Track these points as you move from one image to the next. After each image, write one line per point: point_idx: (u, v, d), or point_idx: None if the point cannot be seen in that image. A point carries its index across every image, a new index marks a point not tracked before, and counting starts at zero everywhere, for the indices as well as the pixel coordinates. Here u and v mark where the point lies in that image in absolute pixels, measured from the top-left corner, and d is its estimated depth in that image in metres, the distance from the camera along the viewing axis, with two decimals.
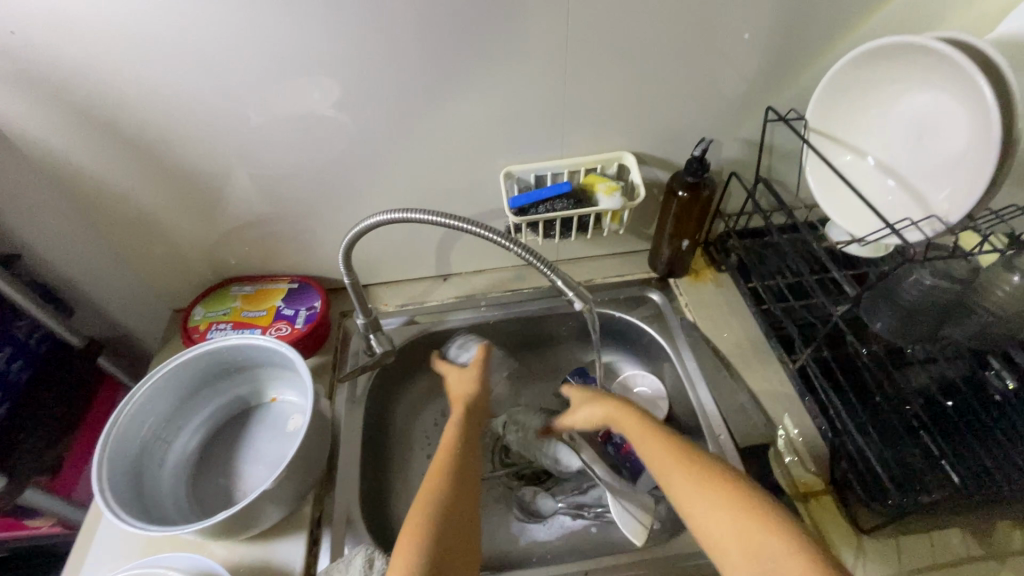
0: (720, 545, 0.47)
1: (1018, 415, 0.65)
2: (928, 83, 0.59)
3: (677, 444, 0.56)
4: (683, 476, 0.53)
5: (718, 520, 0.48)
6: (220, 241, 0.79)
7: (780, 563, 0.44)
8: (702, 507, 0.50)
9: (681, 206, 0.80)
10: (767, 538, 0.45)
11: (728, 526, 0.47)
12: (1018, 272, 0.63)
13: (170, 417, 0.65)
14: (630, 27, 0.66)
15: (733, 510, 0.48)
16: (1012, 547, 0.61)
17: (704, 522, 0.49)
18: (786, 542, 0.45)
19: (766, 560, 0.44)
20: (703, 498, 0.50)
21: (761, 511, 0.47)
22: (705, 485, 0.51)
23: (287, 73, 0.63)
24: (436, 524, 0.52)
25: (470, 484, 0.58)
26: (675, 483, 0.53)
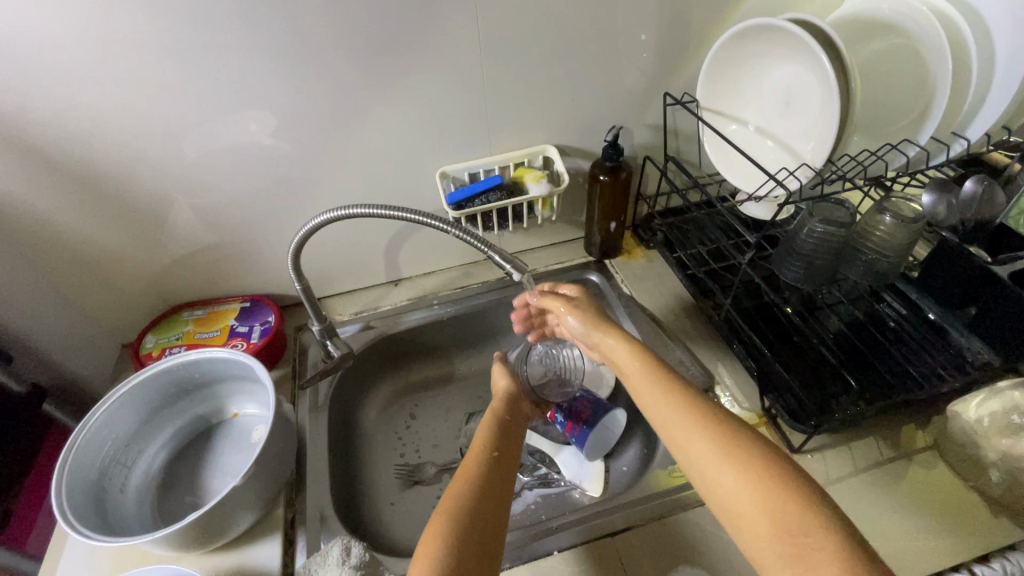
0: (746, 514, 0.45)
1: (908, 334, 0.73)
2: (781, 58, 0.70)
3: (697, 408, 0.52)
4: (701, 439, 0.50)
5: (739, 488, 0.46)
6: (169, 269, 0.82)
7: (811, 541, 0.42)
8: (729, 477, 0.47)
9: (605, 189, 0.85)
10: (791, 507, 0.44)
11: (748, 494, 0.46)
12: (888, 212, 0.72)
13: (131, 441, 0.70)
14: (537, 28, 0.72)
15: (759, 481, 0.46)
16: (918, 446, 0.67)
17: (726, 488, 0.47)
18: (809, 513, 0.43)
19: (793, 536, 0.42)
20: (727, 467, 0.48)
21: (781, 480, 0.45)
22: (727, 452, 0.48)
23: (225, 106, 0.68)
24: (467, 513, 0.52)
25: (498, 482, 0.57)
26: (701, 460, 0.49)
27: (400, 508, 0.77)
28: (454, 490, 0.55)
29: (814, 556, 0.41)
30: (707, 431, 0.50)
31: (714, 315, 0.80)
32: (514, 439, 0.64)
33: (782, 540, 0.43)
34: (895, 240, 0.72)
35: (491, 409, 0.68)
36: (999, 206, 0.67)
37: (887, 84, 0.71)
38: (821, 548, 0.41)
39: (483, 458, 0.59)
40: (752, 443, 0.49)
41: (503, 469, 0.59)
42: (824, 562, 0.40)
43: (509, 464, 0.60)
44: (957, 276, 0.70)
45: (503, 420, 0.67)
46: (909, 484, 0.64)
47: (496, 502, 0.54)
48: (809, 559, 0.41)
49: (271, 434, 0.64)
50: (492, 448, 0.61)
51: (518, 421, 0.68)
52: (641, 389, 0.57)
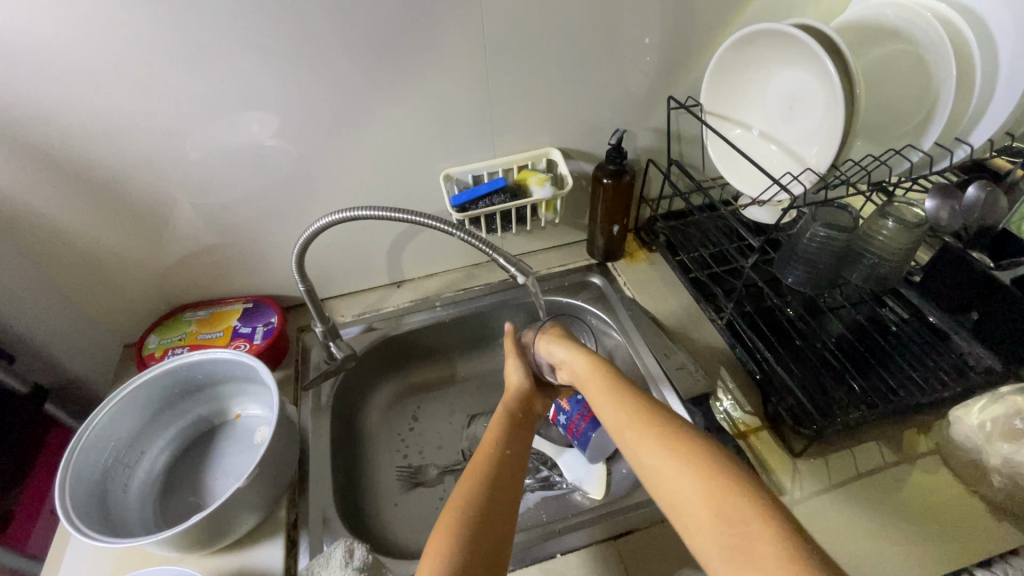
0: (686, 509, 0.43)
1: (911, 338, 0.74)
2: (786, 63, 0.70)
3: (646, 409, 0.51)
4: (649, 436, 0.48)
5: (680, 481, 0.44)
6: (171, 270, 0.82)
7: (751, 529, 0.39)
8: (671, 472, 0.45)
9: (607, 192, 0.85)
10: (732, 500, 0.41)
11: (688, 487, 0.43)
12: (890, 217, 0.72)
13: (134, 442, 0.70)
14: (541, 32, 0.72)
15: (698, 472, 0.44)
16: (920, 450, 0.67)
17: (668, 484, 0.45)
18: (750, 503, 0.40)
19: (732, 526, 0.40)
20: (668, 462, 0.45)
21: (717, 473, 0.43)
22: (673, 447, 0.46)
23: (229, 107, 0.68)
24: (478, 513, 0.51)
25: (510, 482, 0.55)
26: (648, 457, 0.47)
27: (403, 510, 0.78)
28: (465, 488, 0.54)
29: (755, 547, 0.38)
30: (652, 431, 0.48)
31: (716, 319, 0.80)
32: (527, 436, 0.62)
33: (721, 534, 0.40)
34: (897, 244, 0.72)
35: (501, 407, 0.65)
36: (1002, 210, 0.68)
37: (891, 88, 0.71)
38: (763, 539, 0.38)
39: (495, 456, 0.57)
40: (693, 440, 0.46)
41: (516, 468, 0.57)
42: (764, 555, 0.37)
43: (522, 463, 0.58)
44: (959, 280, 0.71)
45: (514, 417, 0.64)
46: (911, 488, 0.64)
47: (508, 502, 0.54)
48: (749, 554, 0.38)
49: (275, 435, 0.64)
50: (504, 447, 0.59)
51: (531, 417, 0.66)
52: (598, 394, 0.56)
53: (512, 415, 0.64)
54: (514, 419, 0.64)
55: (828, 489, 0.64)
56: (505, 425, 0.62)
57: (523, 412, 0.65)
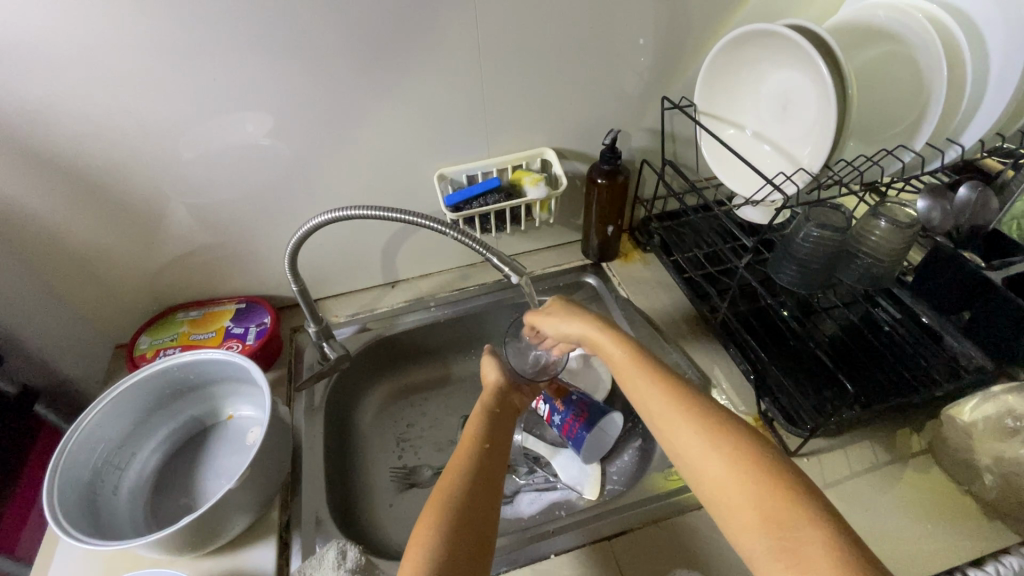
0: (734, 508, 0.44)
1: (904, 339, 0.74)
2: (779, 64, 0.70)
3: (684, 402, 0.51)
4: (690, 430, 0.49)
5: (726, 480, 0.46)
6: (163, 270, 0.82)
7: (801, 533, 0.41)
8: (717, 470, 0.46)
9: (602, 193, 0.85)
10: (780, 501, 0.43)
11: (735, 486, 0.45)
12: (883, 217, 0.73)
13: (123, 444, 0.69)
14: (536, 33, 0.72)
15: (747, 473, 0.45)
16: (913, 450, 0.68)
17: (714, 481, 0.46)
18: (800, 507, 0.42)
19: (783, 528, 0.42)
20: (714, 460, 0.47)
21: (764, 473, 0.44)
22: (716, 445, 0.47)
23: (221, 106, 0.68)
24: (457, 507, 0.52)
25: (491, 475, 0.56)
26: (689, 452, 0.48)
27: (398, 511, 0.77)
28: (446, 482, 0.55)
29: (804, 550, 0.40)
30: (693, 426, 0.49)
31: (710, 319, 0.80)
32: (507, 432, 0.64)
33: (770, 534, 0.42)
34: (890, 245, 0.73)
35: (480, 403, 0.66)
36: (991, 212, 0.69)
37: (882, 90, 0.72)
38: (812, 542, 0.40)
39: (475, 451, 0.59)
40: (738, 436, 0.47)
41: (497, 462, 0.58)
42: (813, 557, 0.40)
43: (503, 457, 0.60)
44: (950, 280, 0.71)
45: (494, 412, 0.66)
46: (903, 487, 0.64)
47: (489, 495, 0.54)
48: (799, 553, 0.40)
49: (267, 436, 0.63)
50: (485, 441, 0.60)
51: (510, 415, 0.67)
52: (631, 379, 0.56)
53: (490, 409, 0.66)
54: (493, 414, 0.65)
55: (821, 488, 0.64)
56: (486, 420, 0.63)
57: (502, 408, 0.67)
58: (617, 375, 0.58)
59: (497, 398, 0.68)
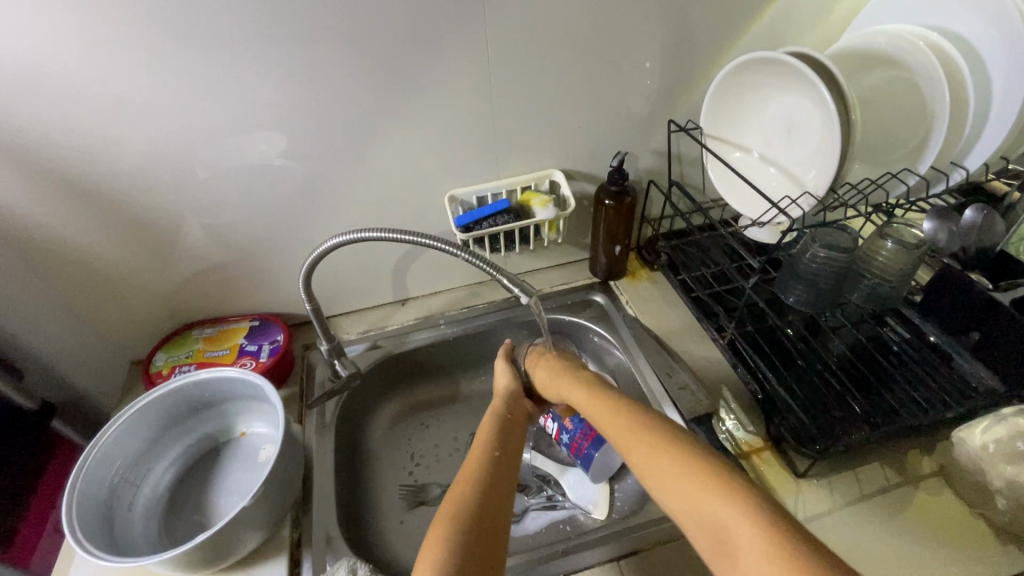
0: (670, 499, 0.47)
1: (912, 359, 0.74)
2: (782, 89, 0.72)
3: (625, 412, 0.56)
4: (628, 436, 0.53)
5: (657, 469, 0.49)
6: (180, 287, 0.84)
7: (721, 506, 0.43)
8: (652, 465, 0.49)
9: (609, 213, 0.87)
10: (703, 480, 0.46)
11: (665, 473, 0.48)
12: (889, 238, 0.73)
13: (139, 460, 0.70)
14: (544, 57, 0.74)
15: (676, 459, 0.48)
16: (924, 472, 0.67)
17: (652, 476, 0.49)
18: (722, 482, 0.45)
19: (707, 505, 0.44)
20: (648, 455, 0.50)
21: (692, 458, 0.48)
22: (649, 444, 0.51)
23: (240, 130, 0.71)
24: (469, 511, 0.52)
25: (504, 480, 0.57)
26: (629, 454, 0.52)
27: (408, 529, 0.78)
28: (459, 487, 0.55)
29: (729, 522, 0.42)
30: (629, 429, 0.53)
31: (718, 338, 0.81)
32: (519, 436, 0.64)
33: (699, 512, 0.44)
34: (897, 265, 0.74)
35: (492, 409, 0.67)
36: (998, 233, 0.69)
37: (886, 114, 0.72)
38: (732, 512, 0.42)
39: (488, 454, 0.59)
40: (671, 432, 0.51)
41: (509, 465, 0.59)
42: (737, 527, 0.41)
43: (514, 468, 0.59)
44: (959, 302, 0.71)
45: (506, 417, 0.66)
46: (916, 510, 0.64)
47: (503, 499, 0.55)
48: (725, 530, 0.42)
49: (280, 452, 0.64)
50: (496, 450, 0.60)
51: (521, 424, 0.67)
52: (584, 405, 0.61)
53: (502, 415, 0.67)
54: (504, 419, 0.66)
55: (831, 510, 0.64)
56: (498, 425, 0.64)
57: (513, 414, 0.67)
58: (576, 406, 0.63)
59: (508, 403, 0.69)
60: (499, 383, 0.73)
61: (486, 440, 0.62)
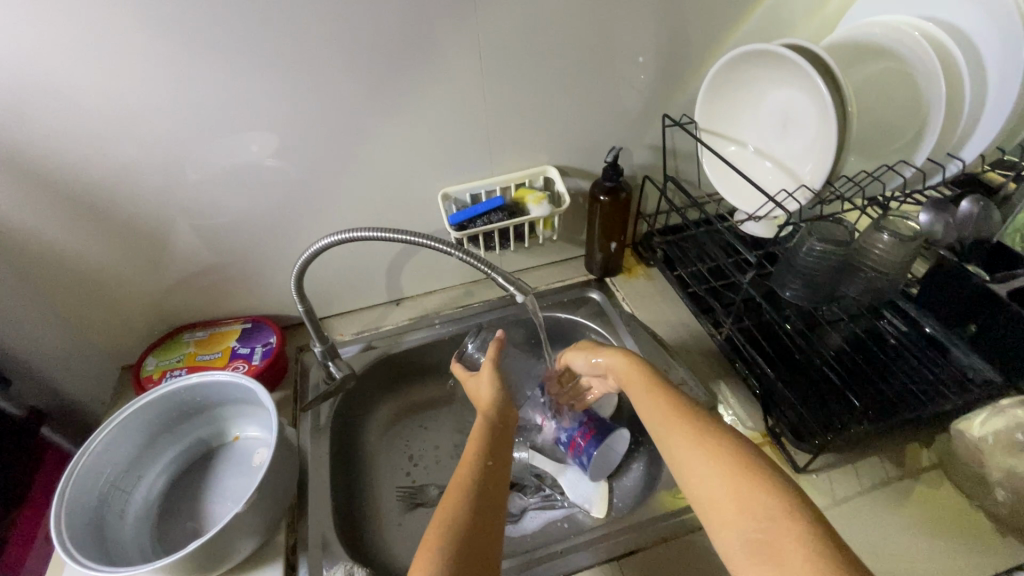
0: (716, 504, 0.48)
1: (910, 351, 0.74)
2: (776, 82, 0.71)
3: (679, 409, 0.57)
4: (681, 434, 0.54)
5: (707, 475, 0.50)
6: (170, 291, 0.82)
7: (776, 526, 0.45)
8: (703, 467, 0.51)
9: (605, 209, 0.86)
10: (759, 496, 0.47)
11: (716, 481, 0.49)
12: (886, 231, 0.73)
13: (130, 467, 0.69)
14: (537, 52, 0.73)
15: (731, 470, 0.49)
16: (923, 465, 0.67)
17: (700, 478, 0.50)
18: (778, 503, 0.46)
19: (759, 520, 0.45)
20: (701, 457, 0.51)
21: (750, 471, 0.49)
22: (703, 447, 0.52)
23: (228, 130, 0.69)
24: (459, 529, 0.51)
25: (494, 496, 0.56)
26: (678, 452, 0.53)
27: (407, 531, 0.77)
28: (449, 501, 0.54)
29: (781, 541, 0.44)
30: (682, 428, 0.55)
31: (715, 334, 0.80)
32: (508, 448, 0.63)
33: (747, 523, 0.46)
34: (893, 258, 0.74)
35: (480, 418, 0.66)
36: (995, 223, 0.69)
37: (881, 106, 0.72)
38: (786, 533, 0.44)
39: (479, 467, 0.58)
40: (726, 440, 0.52)
41: (499, 480, 0.58)
42: (790, 548, 0.43)
43: (505, 473, 0.59)
44: (956, 293, 0.71)
45: (495, 428, 0.65)
46: (915, 504, 0.64)
47: (494, 516, 0.54)
48: (775, 547, 0.44)
49: (273, 456, 0.63)
50: (488, 454, 0.60)
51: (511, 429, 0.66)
52: (634, 391, 0.62)
53: (491, 426, 0.65)
54: (493, 429, 0.64)
55: (831, 505, 0.64)
56: (487, 437, 0.63)
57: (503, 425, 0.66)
58: (625, 385, 0.64)
59: (497, 412, 0.67)
60: (485, 389, 0.71)
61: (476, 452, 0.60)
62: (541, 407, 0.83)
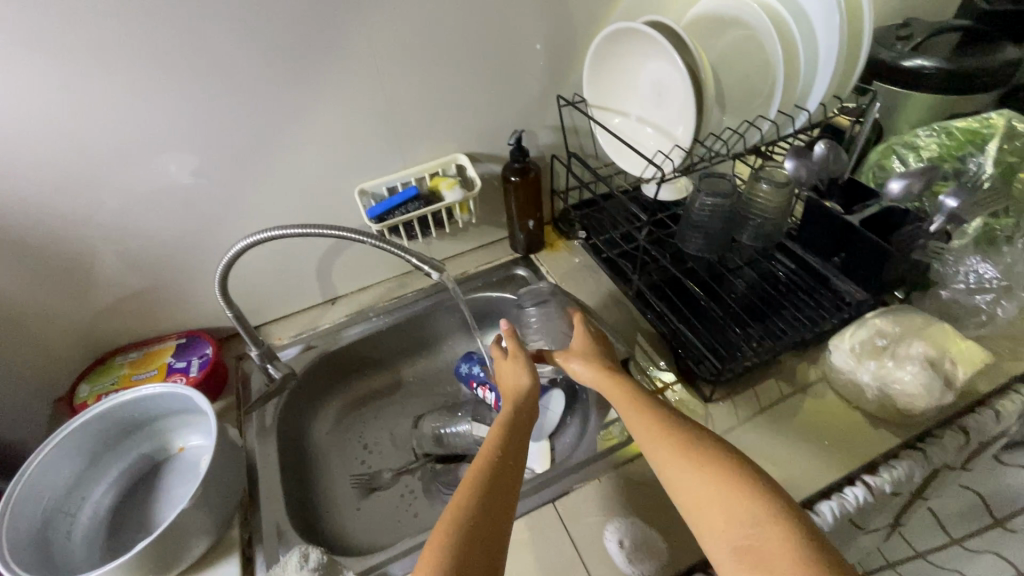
0: (704, 517, 0.48)
1: (795, 285, 0.83)
2: (645, 56, 0.78)
3: (666, 421, 0.56)
4: (667, 446, 0.54)
5: (695, 487, 0.50)
6: (96, 318, 0.82)
7: (763, 533, 0.45)
8: (691, 479, 0.51)
9: (517, 189, 0.91)
10: (745, 504, 0.47)
11: (705, 492, 0.49)
12: (764, 180, 0.83)
13: (70, 489, 0.69)
14: (429, 47, 0.77)
15: (717, 480, 0.49)
16: (811, 380, 0.76)
17: (687, 491, 0.50)
18: (763, 509, 0.46)
19: (745, 528, 0.46)
20: (689, 468, 0.51)
21: (737, 479, 0.49)
22: (692, 458, 0.52)
23: (137, 151, 0.70)
24: (466, 533, 0.48)
25: (505, 497, 0.53)
26: (663, 463, 0.53)
27: (366, 513, 0.81)
28: (457, 505, 0.51)
29: (767, 549, 0.44)
30: (667, 438, 0.54)
31: (627, 291, 0.87)
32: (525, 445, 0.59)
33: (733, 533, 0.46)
34: (773, 204, 0.84)
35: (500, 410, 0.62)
36: (843, 161, 0.79)
37: (738, 69, 0.80)
38: (773, 539, 0.44)
39: (490, 465, 0.55)
40: (715, 449, 0.52)
41: (511, 480, 0.55)
42: (775, 555, 0.43)
43: (518, 473, 0.56)
44: (824, 231, 0.81)
45: (511, 422, 0.61)
46: (806, 413, 0.72)
47: (502, 521, 0.51)
48: (761, 554, 0.44)
49: (216, 456, 0.65)
50: (500, 452, 0.57)
51: (528, 422, 0.63)
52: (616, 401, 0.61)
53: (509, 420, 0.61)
54: (512, 423, 0.61)
55: (736, 425, 0.72)
56: (504, 432, 0.59)
57: (521, 417, 0.62)
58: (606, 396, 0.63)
59: (520, 401, 0.64)
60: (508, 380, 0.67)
61: (490, 449, 0.57)
62: (480, 383, 0.88)
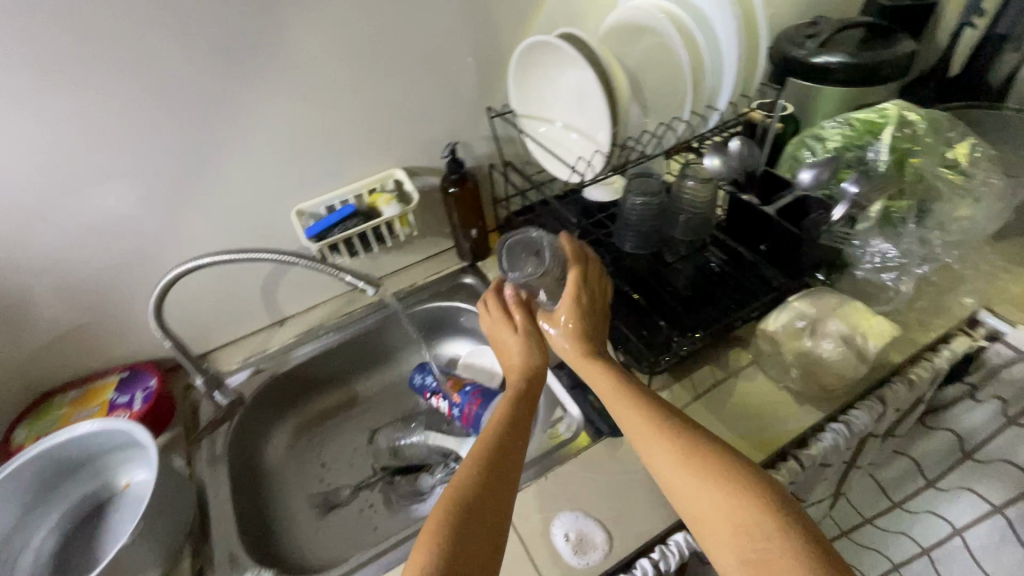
0: (712, 529, 0.48)
1: (727, 274, 0.86)
2: (563, 66, 0.81)
3: (670, 425, 0.55)
4: (672, 452, 0.53)
5: (704, 497, 0.49)
6: (31, 357, 0.80)
7: (772, 547, 0.44)
8: (697, 489, 0.50)
9: (456, 200, 0.94)
10: (755, 516, 0.46)
11: (714, 503, 0.48)
12: (690, 177, 0.87)
13: (8, 536, 0.68)
14: (355, 68, 0.79)
15: (726, 491, 0.48)
16: (742, 364, 0.80)
17: (694, 504, 0.50)
18: (773, 521, 0.45)
19: (754, 543, 0.45)
20: (694, 478, 0.50)
21: (746, 490, 0.48)
22: (699, 466, 0.51)
23: (63, 185, 0.70)
24: (466, 508, 0.49)
25: (508, 477, 0.54)
26: (667, 469, 0.52)
27: (325, 532, 0.81)
28: (458, 482, 0.52)
29: (777, 564, 0.43)
30: (672, 443, 0.53)
31: None
32: (530, 425, 0.60)
33: (742, 546, 0.45)
34: (702, 198, 0.87)
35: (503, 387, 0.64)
36: (757, 157, 0.84)
37: (652, 75, 0.85)
38: (781, 555, 0.43)
39: (493, 444, 0.56)
40: (723, 456, 0.51)
41: (513, 462, 0.55)
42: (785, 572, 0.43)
43: (522, 454, 0.57)
44: (748, 221, 0.85)
45: (517, 400, 0.62)
46: (739, 396, 0.76)
47: (505, 503, 0.51)
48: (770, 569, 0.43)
49: (160, 488, 0.65)
50: (504, 432, 0.58)
51: (535, 400, 0.64)
52: (613, 400, 0.60)
53: (517, 398, 0.62)
54: (517, 403, 0.62)
55: None
56: (510, 408, 0.60)
57: (527, 394, 0.64)
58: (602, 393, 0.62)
59: (524, 378, 0.65)
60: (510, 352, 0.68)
61: (495, 429, 0.58)
62: (434, 392, 0.90)
